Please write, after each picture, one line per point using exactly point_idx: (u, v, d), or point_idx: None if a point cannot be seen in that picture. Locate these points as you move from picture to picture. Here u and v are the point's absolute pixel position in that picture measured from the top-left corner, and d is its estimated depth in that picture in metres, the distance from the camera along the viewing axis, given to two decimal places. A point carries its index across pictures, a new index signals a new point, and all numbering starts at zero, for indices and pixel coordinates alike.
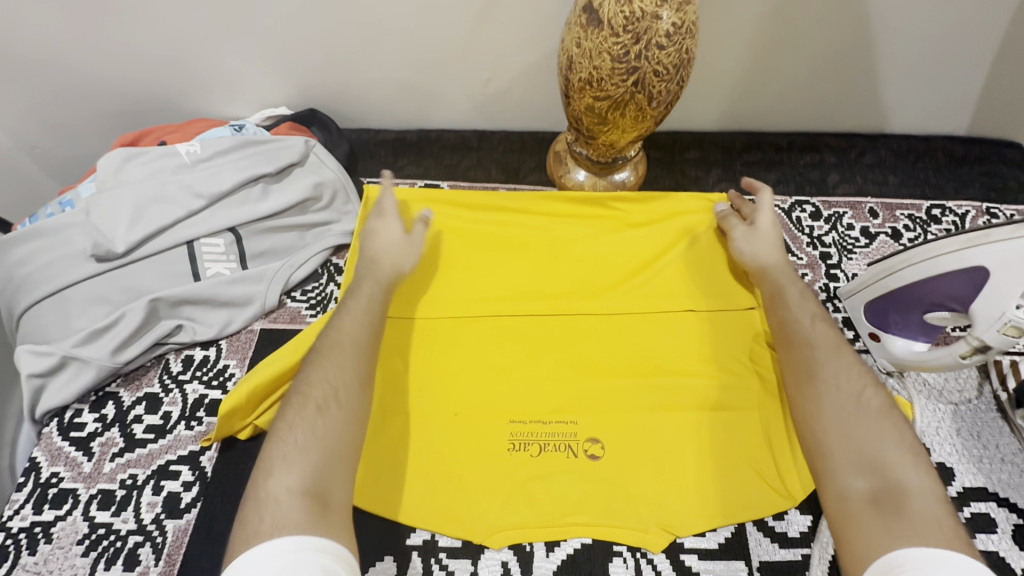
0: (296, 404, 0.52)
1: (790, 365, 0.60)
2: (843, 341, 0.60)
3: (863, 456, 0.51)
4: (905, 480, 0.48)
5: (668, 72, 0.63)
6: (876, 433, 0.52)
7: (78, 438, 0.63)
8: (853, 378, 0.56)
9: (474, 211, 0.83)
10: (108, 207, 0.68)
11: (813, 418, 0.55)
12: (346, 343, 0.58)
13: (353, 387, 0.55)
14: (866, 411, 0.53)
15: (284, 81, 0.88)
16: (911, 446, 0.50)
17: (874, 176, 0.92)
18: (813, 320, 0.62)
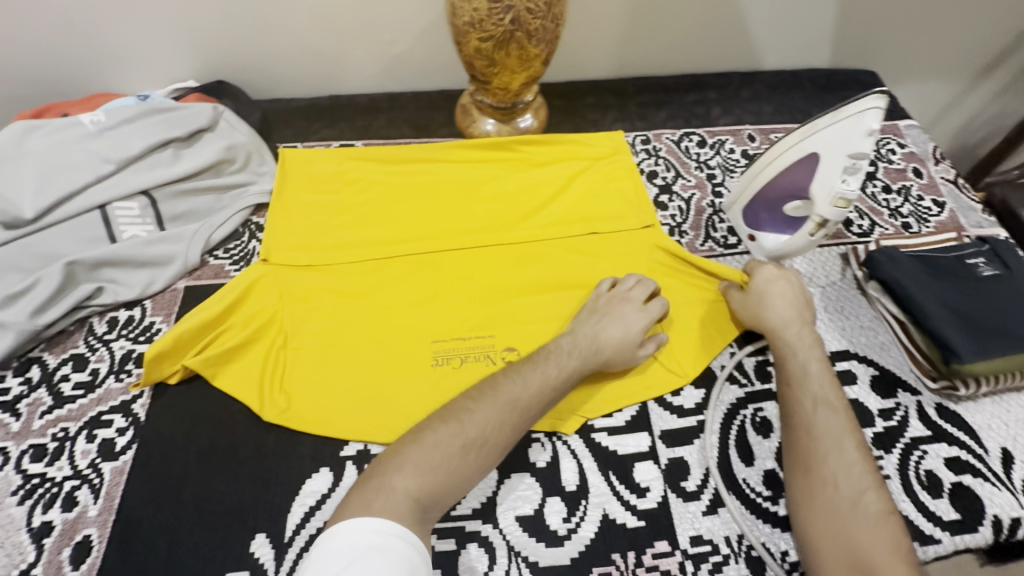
0: (450, 428, 0.56)
1: (792, 447, 0.61)
2: (852, 430, 0.60)
3: (851, 557, 0.53)
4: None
5: (540, 9, 0.70)
6: (868, 535, 0.53)
7: (4, 401, 0.64)
8: (854, 478, 0.57)
9: (386, 164, 0.87)
10: (13, 178, 0.70)
11: (808, 511, 0.57)
12: (511, 403, 0.59)
13: (491, 444, 0.56)
14: (862, 509, 0.55)
15: (187, 55, 0.89)
16: (903, 554, 0.52)
17: (752, 107, 1.02)
18: (814, 405, 0.62)
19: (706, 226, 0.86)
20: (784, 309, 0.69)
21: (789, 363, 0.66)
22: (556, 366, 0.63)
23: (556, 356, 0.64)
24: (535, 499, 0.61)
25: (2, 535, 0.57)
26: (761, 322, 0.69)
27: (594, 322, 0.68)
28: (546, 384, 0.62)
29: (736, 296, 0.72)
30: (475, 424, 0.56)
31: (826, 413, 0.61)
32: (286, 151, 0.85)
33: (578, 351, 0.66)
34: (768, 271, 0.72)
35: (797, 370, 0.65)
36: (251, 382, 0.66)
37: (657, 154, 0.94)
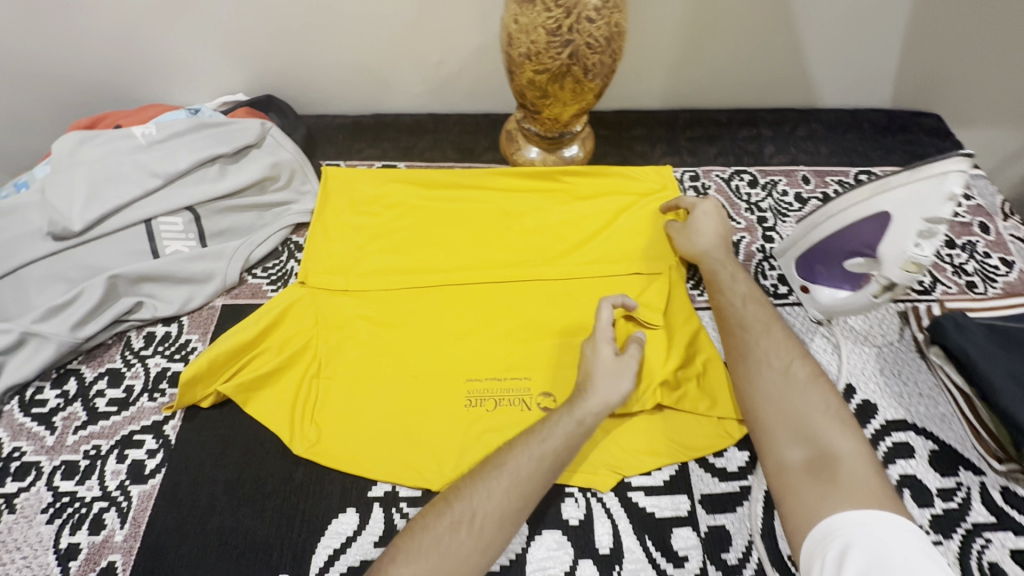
0: (438, 509, 0.53)
1: (732, 345, 0.67)
2: (773, 320, 0.67)
3: (798, 427, 0.58)
4: (834, 444, 0.56)
5: (600, 44, 0.67)
6: (808, 405, 0.59)
7: (40, 414, 0.64)
8: (784, 354, 0.63)
9: (427, 188, 0.86)
10: (64, 188, 0.70)
11: (754, 396, 0.62)
12: (511, 470, 0.56)
13: (491, 519, 0.53)
14: (796, 382, 0.61)
15: (238, 67, 0.89)
16: (835, 413, 0.58)
17: (807, 147, 0.98)
18: (744, 301, 0.70)
19: (755, 273, 0.82)
20: (711, 237, 0.77)
21: (718, 277, 0.73)
22: (561, 424, 0.59)
23: (558, 424, 0.59)
24: (566, 561, 0.59)
25: (29, 554, 0.56)
26: (691, 248, 0.77)
27: (599, 386, 0.62)
28: (548, 457, 0.57)
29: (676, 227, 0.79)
30: (464, 503, 0.54)
31: (747, 306, 0.69)
32: (330, 169, 0.84)
33: (576, 414, 0.60)
34: (706, 205, 0.78)
35: (725, 276, 0.73)
36: (282, 411, 0.65)
37: (705, 191, 0.91)
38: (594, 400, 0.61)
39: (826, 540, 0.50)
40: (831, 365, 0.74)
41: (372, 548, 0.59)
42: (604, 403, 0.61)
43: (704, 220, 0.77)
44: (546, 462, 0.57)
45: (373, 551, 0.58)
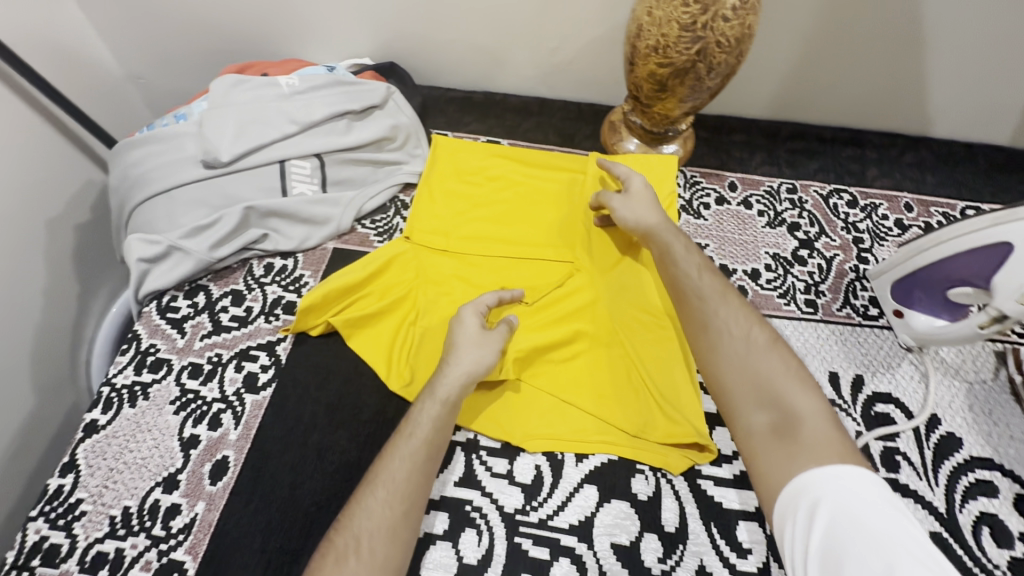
0: (322, 550, 0.49)
1: (685, 315, 0.60)
2: (728, 287, 0.60)
3: (762, 391, 0.51)
4: (797, 403, 0.49)
5: (730, 44, 0.68)
6: (768, 368, 0.52)
7: (174, 318, 0.72)
8: (743, 320, 0.57)
9: (525, 166, 0.89)
10: (217, 122, 0.76)
11: (716, 366, 0.55)
12: (386, 476, 0.53)
13: (380, 538, 0.50)
14: (756, 345, 0.55)
15: (367, 34, 0.95)
16: (798, 373, 0.52)
17: (912, 174, 0.96)
18: (698, 272, 0.62)
19: (846, 291, 0.81)
20: (651, 212, 0.70)
21: (664, 249, 0.65)
22: (427, 409, 0.57)
23: (423, 411, 0.57)
24: (632, 531, 0.61)
25: (158, 437, 0.64)
26: (638, 223, 0.69)
27: (454, 358, 0.61)
28: (419, 452, 0.55)
29: (614, 199, 0.73)
30: (345, 535, 0.50)
31: (701, 275, 0.61)
32: (439, 139, 0.89)
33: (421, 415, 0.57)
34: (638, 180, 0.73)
35: (677, 248, 0.65)
36: (380, 351, 0.71)
37: (802, 206, 0.90)
38: (449, 377, 0.59)
39: (795, 498, 0.44)
40: (916, 393, 0.72)
41: (452, 487, 0.63)
42: (464, 374, 0.60)
43: (642, 197, 0.71)
44: (421, 463, 0.54)
45: (452, 489, 0.63)
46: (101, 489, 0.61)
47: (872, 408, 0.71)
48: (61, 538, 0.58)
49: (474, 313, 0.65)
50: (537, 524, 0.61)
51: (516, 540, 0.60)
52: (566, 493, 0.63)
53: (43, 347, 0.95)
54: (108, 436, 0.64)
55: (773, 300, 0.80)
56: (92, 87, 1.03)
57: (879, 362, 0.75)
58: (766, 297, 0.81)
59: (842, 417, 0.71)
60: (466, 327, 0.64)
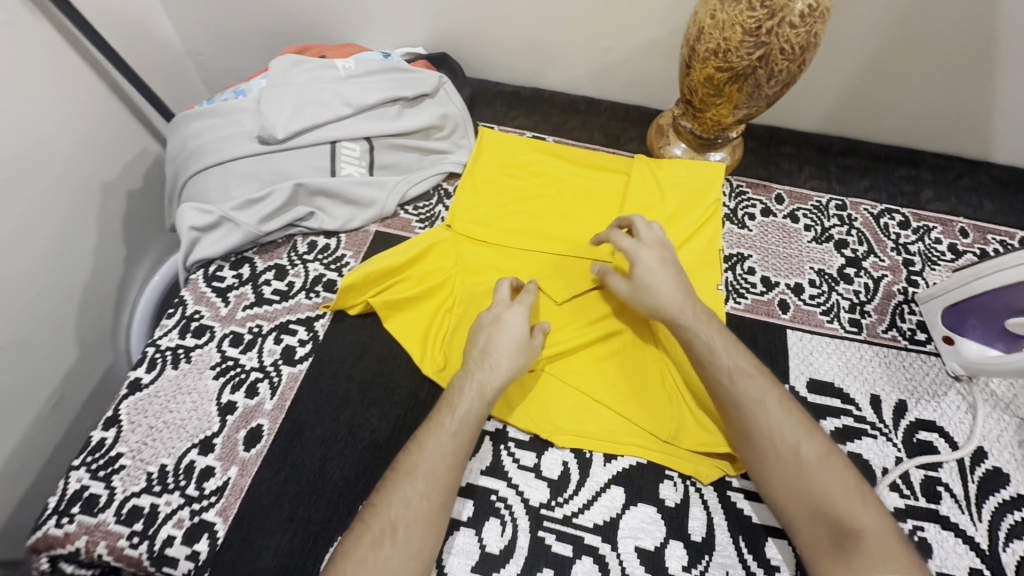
0: (357, 529, 0.51)
1: (729, 425, 0.59)
2: (769, 385, 0.59)
3: (819, 509, 0.52)
4: (857, 521, 0.51)
5: (794, 52, 0.67)
6: (823, 486, 0.53)
7: (219, 287, 0.74)
8: (788, 431, 0.56)
9: (570, 163, 0.89)
10: (274, 100, 0.78)
11: (769, 483, 0.56)
12: (426, 466, 0.54)
13: (416, 525, 0.51)
14: (806, 460, 0.54)
15: (421, 23, 0.96)
16: (853, 485, 0.53)
17: (970, 200, 0.92)
18: (732, 376, 0.59)
19: (893, 313, 0.79)
20: (672, 291, 0.65)
21: (695, 343, 0.63)
22: (469, 401, 0.58)
23: (461, 403, 0.58)
24: (658, 536, 0.60)
25: (197, 400, 0.65)
26: (657, 312, 0.65)
27: (483, 356, 0.61)
28: (455, 443, 0.55)
29: (624, 287, 0.69)
30: (381, 519, 0.51)
31: (738, 380, 0.59)
32: (486, 131, 0.90)
33: (465, 407, 0.57)
34: (647, 256, 0.67)
35: (704, 348, 0.62)
36: (415, 334, 0.71)
37: (850, 223, 0.88)
38: (495, 377, 0.59)
39: None
40: (962, 424, 0.69)
41: (478, 475, 0.63)
42: (508, 378, 0.60)
43: (656, 278, 0.66)
44: (457, 453, 0.55)
45: (479, 477, 0.63)
46: (140, 445, 0.62)
47: (914, 435, 0.69)
48: (100, 489, 0.60)
49: (523, 315, 0.65)
50: (562, 520, 0.61)
51: (539, 533, 0.60)
52: (593, 491, 0.62)
53: (88, 308, 0.99)
54: (150, 394, 0.66)
55: (815, 316, 0.78)
56: (154, 61, 1.06)
57: (924, 389, 0.72)
58: (808, 313, 0.78)
59: (882, 442, 0.68)
60: (516, 327, 0.63)
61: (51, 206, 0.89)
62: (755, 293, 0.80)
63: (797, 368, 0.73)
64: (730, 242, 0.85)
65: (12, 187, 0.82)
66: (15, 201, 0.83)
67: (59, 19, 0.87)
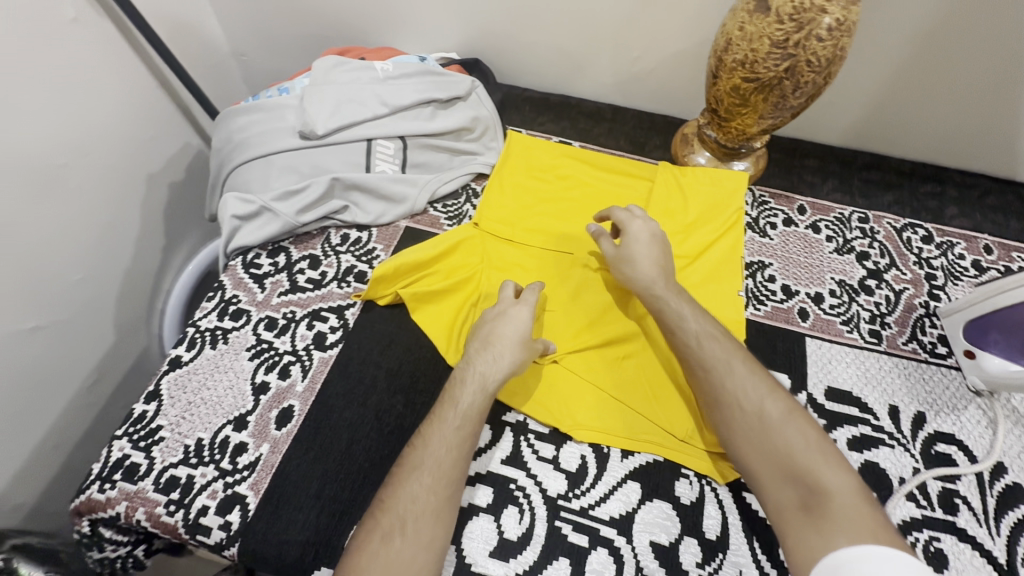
0: (367, 526, 0.51)
1: (698, 389, 0.62)
2: (735, 349, 0.62)
3: (785, 466, 0.53)
4: (823, 479, 0.50)
5: (820, 64, 0.69)
6: (787, 441, 0.54)
7: (256, 274, 0.78)
8: (753, 390, 0.58)
9: (596, 169, 0.91)
10: (316, 98, 0.82)
11: (737, 444, 0.56)
12: (432, 460, 0.55)
13: (425, 518, 0.52)
14: (772, 418, 0.55)
15: (456, 30, 0.99)
16: (821, 444, 0.53)
17: (995, 218, 0.92)
18: (698, 340, 0.63)
19: (914, 326, 0.79)
20: (650, 265, 0.70)
21: (666, 313, 0.66)
22: (471, 395, 0.59)
23: (461, 394, 0.59)
24: (673, 532, 0.61)
25: (233, 378, 0.69)
26: (632, 280, 0.70)
27: (489, 351, 0.62)
28: (459, 436, 0.56)
29: (609, 248, 0.74)
30: (391, 513, 0.52)
31: (704, 344, 0.62)
32: (515, 135, 0.93)
33: (467, 399, 0.59)
34: (638, 226, 0.73)
35: (673, 315, 0.66)
36: (441, 326, 0.74)
37: (873, 236, 0.89)
38: (497, 368, 0.61)
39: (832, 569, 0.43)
40: (982, 438, 0.69)
41: (498, 463, 0.65)
42: (509, 370, 0.61)
43: (637, 248, 0.71)
44: (461, 446, 0.56)
45: (499, 466, 0.65)
46: (179, 419, 0.65)
47: (932, 447, 0.69)
48: (140, 459, 0.63)
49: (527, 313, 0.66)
50: (578, 511, 0.62)
51: (556, 523, 0.61)
52: (610, 485, 0.64)
53: (127, 293, 1.03)
54: (189, 372, 0.69)
55: (835, 326, 0.79)
56: (201, 60, 1.12)
57: (944, 402, 0.72)
58: (828, 322, 0.79)
59: (900, 452, 0.68)
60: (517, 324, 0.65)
61: (100, 192, 0.94)
62: (776, 300, 0.81)
63: (815, 376, 0.74)
64: (751, 250, 0.86)
65: (67, 173, 0.87)
66: (68, 186, 0.88)
67: (119, 17, 0.92)
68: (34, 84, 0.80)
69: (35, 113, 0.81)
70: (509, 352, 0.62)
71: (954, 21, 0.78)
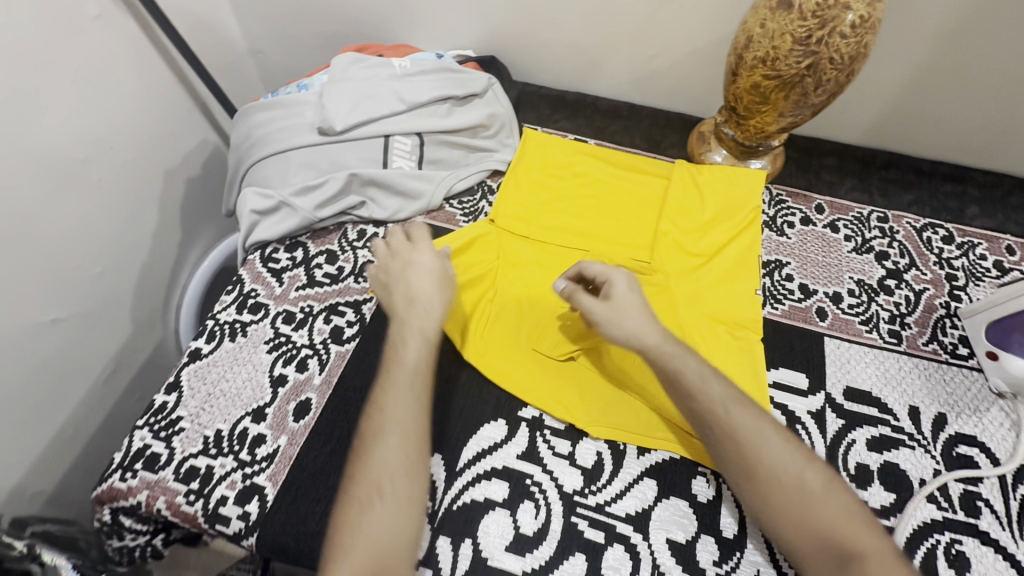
0: (347, 503, 0.51)
1: (725, 460, 0.55)
2: (761, 415, 0.56)
3: (828, 541, 0.50)
4: (865, 548, 0.49)
5: (843, 61, 0.68)
6: (831, 515, 0.51)
7: (274, 268, 0.78)
8: (788, 460, 0.53)
9: (611, 166, 0.91)
10: (334, 94, 0.83)
11: (774, 520, 0.52)
12: (393, 421, 0.54)
13: (402, 476, 0.52)
14: (811, 489, 0.52)
15: (473, 27, 1.00)
16: (857, 511, 0.51)
17: (1018, 218, 0.90)
18: (726, 407, 0.56)
19: (934, 327, 0.78)
20: (649, 321, 0.63)
21: (680, 376, 0.59)
22: (415, 350, 0.58)
23: (405, 350, 0.58)
24: (689, 530, 0.61)
25: (251, 371, 0.69)
26: (634, 339, 0.61)
27: (418, 308, 0.61)
28: (415, 389, 0.56)
29: (597, 305, 0.64)
30: (367, 480, 0.51)
31: (733, 409, 0.56)
32: (531, 132, 0.93)
33: (413, 353, 0.58)
34: (622, 277, 0.66)
35: (692, 377, 0.58)
36: (457, 320, 0.74)
37: (892, 235, 0.88)
38: (433, 315, 0.61)
39: None
40: (1004, 441, 0.68)
41: (514, 459, 0.65)
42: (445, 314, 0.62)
43: (628, 301, 0.64)
44: (420, 397, 0.56)
45: (515, 461, 0.65)
46: (198, 410, 0.66)
47: (953, 449, 0.68)
48: (161, 449, 0.64)
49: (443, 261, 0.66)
50: (594, 508, 0.62)
51: (572, 519, 0.61)
52: (627, 482, 0.64)
53: (144, 287, 1.04)
54: (208, 364, 0.70)
55: (853, 325, 0.78)
56: (219, 57, 1.13)
57: (965, 404, 0.71)
58: (846, 322, 0.78)
59: (920, 454, 0.67)
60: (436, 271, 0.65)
61: (120, 188, 0.95)
62: (793, 299, 0.80)
63: (834, 376, 0.73)
64: (768, 249, 0.86)
65: (88, 168, 0.89)
66: (89, 181, 0.89)
67: (140, 14, 0.94)
68: (57, 79, 0.82)
69: (58, 108, 0.83)
70: (431, 299, 0.62)
71: (978, 18, 0.77)
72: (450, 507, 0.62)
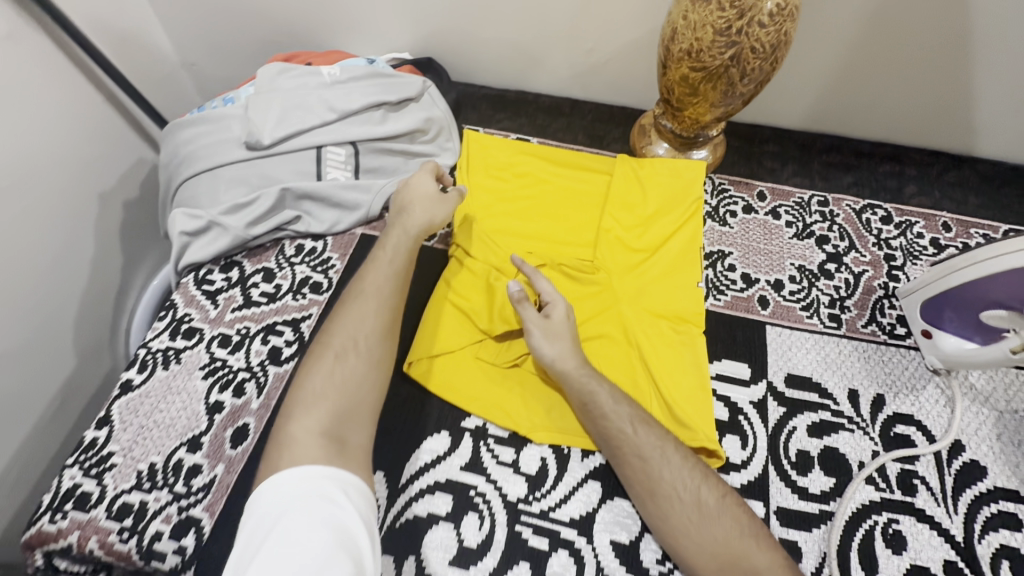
0: (321, 354, 0.61)
1: (631, 478, 0.60)
2: (665, 435, 0.62)
3: (720, 557, 0.55)
4: (755, 564, 0.54)
5: (765, 50, 0.68)
6: (724, 531, 0.56)
7: (208, 291, 0.76)
8: (688, 480, 0.59)
9: (554, 164, 0.90)
10: (262, 107, 0.80)
11: (674, 535, 0.57)
12: (370, 294, 0.65)
13: (373, 337, 0.63)
14: (707, 507, 0.57)
15: (408, 29, 0.97)
16: (748, 527, 0.56)
17: (954, 195, 0.92)
18: (634, 427, 0.61)
19: (873, 308, 0.79)
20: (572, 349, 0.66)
21: (595, 400, 0.63)
22: (396, 239, 0.70)
23: (391, 237, 0.70)
24: (634, 530, 0.61)
25: (186, 399, 0.67)
26: (556, 364, 0.65)
27: (423, 205, 0.72)
28: (395, 274, 0.67)
29: (536, 327, 0.67)
30: (341, 338, 0.62)
31: (640, 434, 0.61)
32: (471, 133, 0.91)
33: (395, 247, 0.69)
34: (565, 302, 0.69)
35: (606, 400, 0.63)
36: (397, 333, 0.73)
37: (832, 219, 0.89)
38: (421, 218, 0.71)
39: None
40: (940, 417, 0.70)
41: (458, 470, 0.65)
42: (428, 220, 0.71)
43: (563, 325, 0.67)
44: (396, 279, 0.67)
45: (458, 473, 0.64)
46: (131, 444, 0.64)
47: (891, 429, 0.69)
48: (92, 487, 0.62)
49: (429, 172, 0.75)
50: (538, 514, 0.62)
51: (516, 528, 0.61)
52: (571, 486, 0.64)
53: (86, 314, 1.01)
54: (141, 395, 0.68)
55: (795, 312, 0.79)
56: (151, 71, 1.09)
57: (903, 383, 0.73)
58: (788, 308, 0.79)
59: (859, 436, 0.69)
60: (423, 184, 0.74)
61: (51, 214, 0.92)
62: (736, 290, 0.81)
63: (776, 365, 0.74)
64: (711, 240, 0.86)
65: (12, 196, 0.85)
66: (15, 209, 0.86)
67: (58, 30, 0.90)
68: None
69: None
70: (435, 208, 0.71)
71: None
72: (395, 524, 0.61)
